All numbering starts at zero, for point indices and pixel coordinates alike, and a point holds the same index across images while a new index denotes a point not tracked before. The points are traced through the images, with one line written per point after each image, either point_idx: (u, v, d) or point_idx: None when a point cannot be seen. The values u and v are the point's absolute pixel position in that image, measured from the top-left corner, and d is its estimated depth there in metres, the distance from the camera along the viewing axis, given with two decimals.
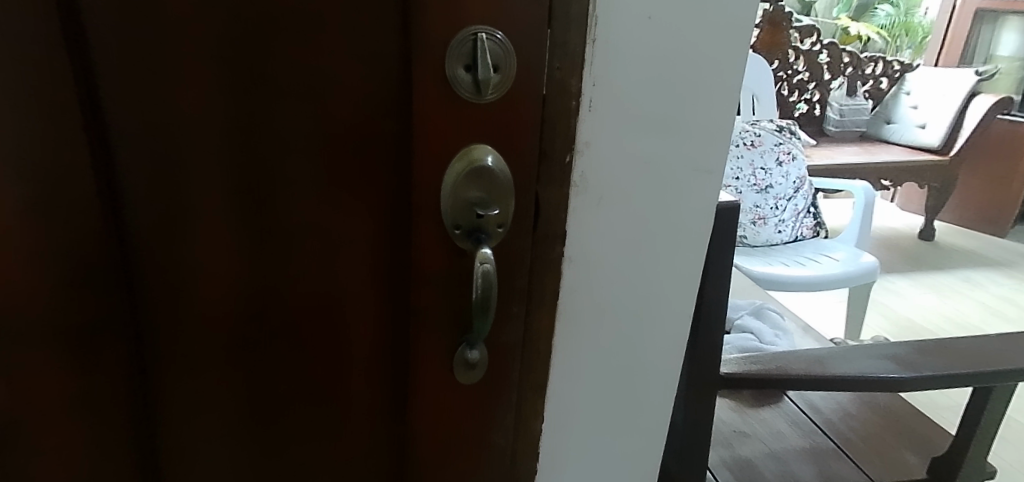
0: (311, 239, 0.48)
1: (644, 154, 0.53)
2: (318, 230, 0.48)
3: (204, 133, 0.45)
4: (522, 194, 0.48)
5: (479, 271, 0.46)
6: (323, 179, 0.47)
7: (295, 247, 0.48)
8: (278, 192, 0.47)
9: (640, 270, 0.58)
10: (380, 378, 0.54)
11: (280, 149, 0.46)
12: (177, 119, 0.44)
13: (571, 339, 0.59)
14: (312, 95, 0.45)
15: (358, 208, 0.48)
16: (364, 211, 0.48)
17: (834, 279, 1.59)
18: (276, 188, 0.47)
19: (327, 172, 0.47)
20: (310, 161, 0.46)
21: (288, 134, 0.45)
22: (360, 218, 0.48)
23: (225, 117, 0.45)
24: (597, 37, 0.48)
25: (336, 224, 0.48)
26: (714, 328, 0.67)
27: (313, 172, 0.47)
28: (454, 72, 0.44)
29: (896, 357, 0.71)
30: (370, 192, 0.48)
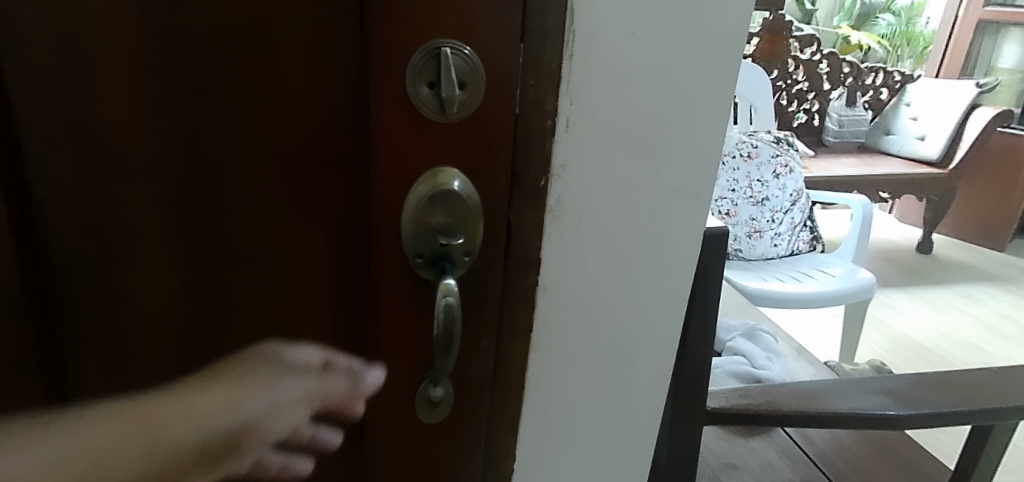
0: (261, 261, 0.44)
1: (625, 177, 0.49)
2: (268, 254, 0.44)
3: (141, 154, 0.40)
4: (493, 220, 0.45)
5: (441, 302, 0.42)
6: (276, 203, 0.43)
7: (242, 268, 0.44)
8: (228, 218, 0.42)
9: (621, 301, 0.54)
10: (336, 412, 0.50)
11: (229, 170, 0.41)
12: (108, 139, 0.39)
13: (547, 372, 0.55)
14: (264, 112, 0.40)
15: (314, 233, 0.44)
16: (322, 238, 0.44)
17: (831, 296, 1.55)
18: (223, 207, 0.42)
19: (282, 196, 0.43)
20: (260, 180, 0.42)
21: (238, 154, 0.41)
22: (317, 245, 0.44)
23: (161, 129, 0.40)
24: (574, 53, 0.45)
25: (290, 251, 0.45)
26: (701, 359, 0.63)
27: (266, 195, 0.43)
28: (417, 89, 0.40)
29: (892, 391, 0.67)
30: (328, 217, 0.44)
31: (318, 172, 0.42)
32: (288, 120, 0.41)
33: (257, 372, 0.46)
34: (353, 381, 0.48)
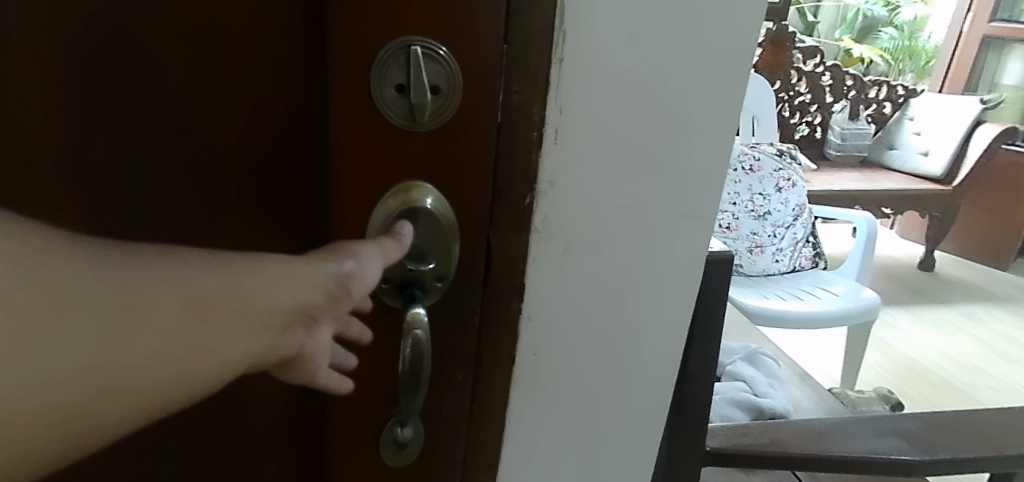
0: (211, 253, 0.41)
1: (621, 196, 0.44)
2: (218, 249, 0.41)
3: (66, 172, 0.38)
4: (472, 241, 0.40)
5: (407, 338, 0.37)
6: (222, 215, 0.40)
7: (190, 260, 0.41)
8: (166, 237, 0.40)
9: (613, 332, 0.49)
10: (294, 427, 0.47)
11: (167, 184, 0.39)
12: (32, 153, 0.37)
13: (531, 407, 0.50)
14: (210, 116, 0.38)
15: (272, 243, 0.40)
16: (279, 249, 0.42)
17: (834, 316, 1.50)
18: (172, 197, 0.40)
19: (231, 207, 0.40)
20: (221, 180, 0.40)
21: (177, 163, 0.39)
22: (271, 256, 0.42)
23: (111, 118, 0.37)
24: (564, 56, 0.40)
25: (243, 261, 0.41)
26: (701, 394, 0.58)
27: (208, 207, 0.40)
28: (382, 92, 0.35)
29: (906, 433, 0.63)
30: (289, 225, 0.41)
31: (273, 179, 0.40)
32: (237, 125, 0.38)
33: (319, 253, 0.35)
34: (396, 246, 0.36)
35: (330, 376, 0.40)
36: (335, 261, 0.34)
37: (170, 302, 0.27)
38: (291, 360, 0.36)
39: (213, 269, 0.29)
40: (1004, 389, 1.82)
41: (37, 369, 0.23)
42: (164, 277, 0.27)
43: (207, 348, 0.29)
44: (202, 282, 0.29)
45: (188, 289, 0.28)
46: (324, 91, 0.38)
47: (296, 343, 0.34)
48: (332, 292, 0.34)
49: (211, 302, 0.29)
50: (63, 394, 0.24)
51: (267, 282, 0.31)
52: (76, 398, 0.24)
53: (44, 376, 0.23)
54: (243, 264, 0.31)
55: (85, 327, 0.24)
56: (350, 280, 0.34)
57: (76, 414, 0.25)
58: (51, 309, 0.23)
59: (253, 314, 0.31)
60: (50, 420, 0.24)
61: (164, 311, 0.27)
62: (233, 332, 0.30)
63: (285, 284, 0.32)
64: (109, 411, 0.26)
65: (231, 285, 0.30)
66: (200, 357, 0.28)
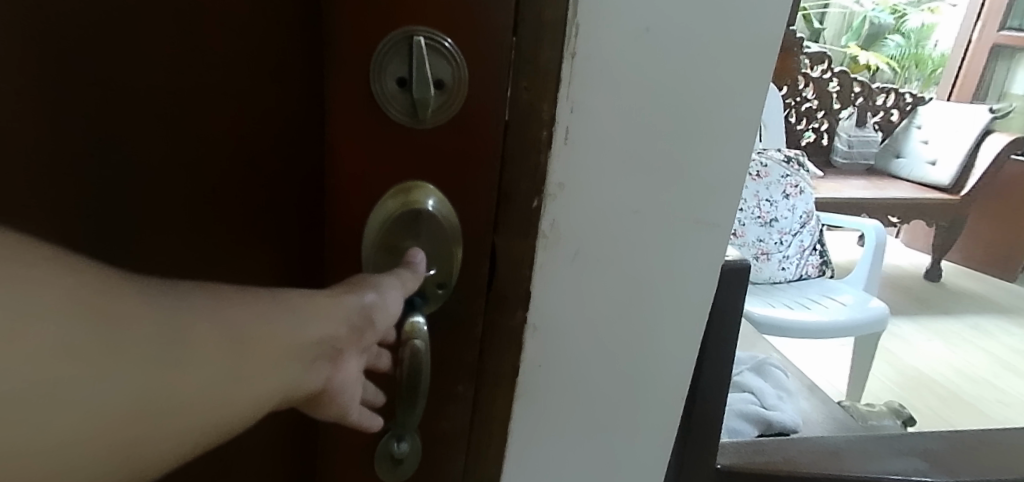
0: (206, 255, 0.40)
1: (633, 201, 0.42)
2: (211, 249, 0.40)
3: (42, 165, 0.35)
4: (475, 246, 0.37)
5: (405, 350, 0.35)
6: (206, 208, 0.39)
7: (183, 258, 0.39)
8: (147, 228, 0.39)
9: (622, 344, 0.47)
10: (288, 448, 0.45)
11: (153, 176, 0.37)
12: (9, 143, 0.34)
13: (535, 421, 0.48)
14: (201, 103, 0.36)
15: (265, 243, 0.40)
16: (273, 250, 0.40)
17: (841, 327, 1.48)
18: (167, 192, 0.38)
19: (216, 200, 0.39)
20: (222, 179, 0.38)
21: (160, 154, 0.37)
22: (258, 249, 0.40)
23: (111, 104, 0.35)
24: (577, 51, 0.37)
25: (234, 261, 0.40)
26: (712, 409, 0.55)
27: (193, 200, 0.38)
28: (383, 85, 0.33)
29: (925, 454, 0.63)
30: (280, 218, 0.40)
31: (263, 169, 0.38)
32: (228, 113, 0.37)
33: (338, 287, 0.33)
34: (411, 275, 0.35)
35: (361, 413, 0.36)
36: (356, 292, 0.33)
37: (216, 337, 0.25)
38: (321, 402, 0.32)
39: (256, 304, 0.28)
40: (1012, 401, 1.80)
41: (87, 410, 0.21)
42: (211, 310, 0.25)
43: (254, 385, 0.27)
44: (244, 316, 0.27)
45: (232, 322, 0.26)
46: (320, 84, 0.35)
47: (323, 377, 0.31)
48: (357, 324, 0.32)
49: (255, 335, 0.27)
50: (112, 435, 0.22)
51: (300, 314, 0.30)
52: (127, 439, 0.22)
53: (91, 419, 0.21)
54: (278, 296, 0.29)
55: (136, 362, 0.22)
56: (373, 311, 0.33)
57: (123, 458, 0.22)
58: (101, 344, 0.21)
59: (292, 346, 0.29)
60: (95, 465, 0.22)
61: (211, 346, 0.25)
62: (277, 365, 0.28)
63: (318, 315, 0.30)
64: (159, 453, 0.24)
65: (272, 318, 0.28)
66: (247, 396, 0.26)
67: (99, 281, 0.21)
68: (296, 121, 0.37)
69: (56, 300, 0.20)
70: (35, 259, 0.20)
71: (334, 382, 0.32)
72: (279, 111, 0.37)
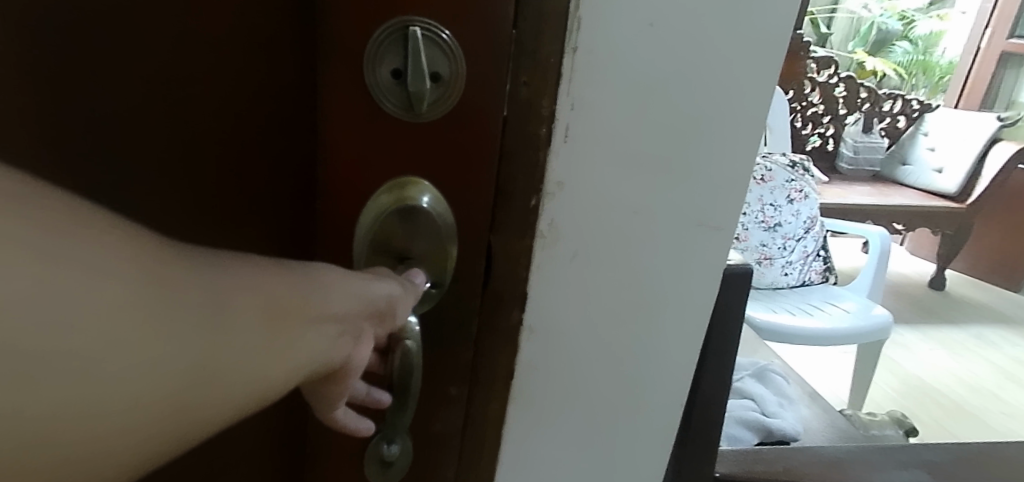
0: (211, 227, 0.38)
1: (635, 201, 0.41)
2: (212, 222, 0.38)
3: (30, 144, 0.34)
4: (471, 244, 0.36)
5: (397, 350, 0.34)
6: (204, 180, 0.38)
7: (188, 229, 0.38)
8: (142, 196, 0.37)
9: (621, 349, 0.46)
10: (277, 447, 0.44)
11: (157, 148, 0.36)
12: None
13: (532, 425, 0.46)
14: (198, 87, 0.35)
15: (256, 222, 0.39)
16: (267, 232, 0.39)
17: (844, 333, 1.46)
18: (171, 162, 0.37)
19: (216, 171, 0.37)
20: (227, 154, 0.37)
21: (156, 134, 0.36)
22: (251, 223, 0.38)
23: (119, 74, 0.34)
24: (579, 46, 0.36)
25: (233, 238, 0.38)
26: (712, 416, 0.54)
27: (185, 185, 0.37)
28: (376, 76, 0.32)
29: (928, 465, 0.63)
30: (276, 199, 0.38)
31: (255, 157, 0.37)
32: (224, 97, 0.36)
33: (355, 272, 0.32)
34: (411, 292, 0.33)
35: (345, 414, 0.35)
36: (376, 277, 0.32)
37: (252, 307, 0.25)
38: (333, 381, 0.31)
39: (287, 276, 0.27)
40: (1016, 412, 1.79)
41: (135, 375, 0.20)
42: (247, 281, 0.25)
43: (285, 357, 0.26)
44: (277, 289, 0.26)
45: (263, 291, 0.26)
46: (312, 75, 0.34)
47: (341, 353, 0.30)
48: (380, 309, 0.31)
49: (287, 308, 0.27)
50: (161, 400, 0.21)
51: (327, 289, 0.29)
52: (171, 406, 0.22)
53: (140, 384, 0.21)
54: (305, 268, 0.29)
55: (183, 327, 0.22)
56: (394, 303, 0.32)
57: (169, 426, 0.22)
58: (153, 308, 0.21)
59: (321, 320, 0.28)
60: (145, 430, 0.21)
61: (247, 316, 0.25)
62: (307, 339, 0.27)
63: (345, 292, 0.30)
64: (196, 424, 0.23)
65: (299, 289, 0.28)
66: (278, 367, 0.26)
67: (145, 246, 0.21)
68: (290, 111, 0.36)
69: (113, 259, 0.20)
70: (86, 222, 0.19)
71: (354, 362, 0.31)
72: (271, 99, 0.36)
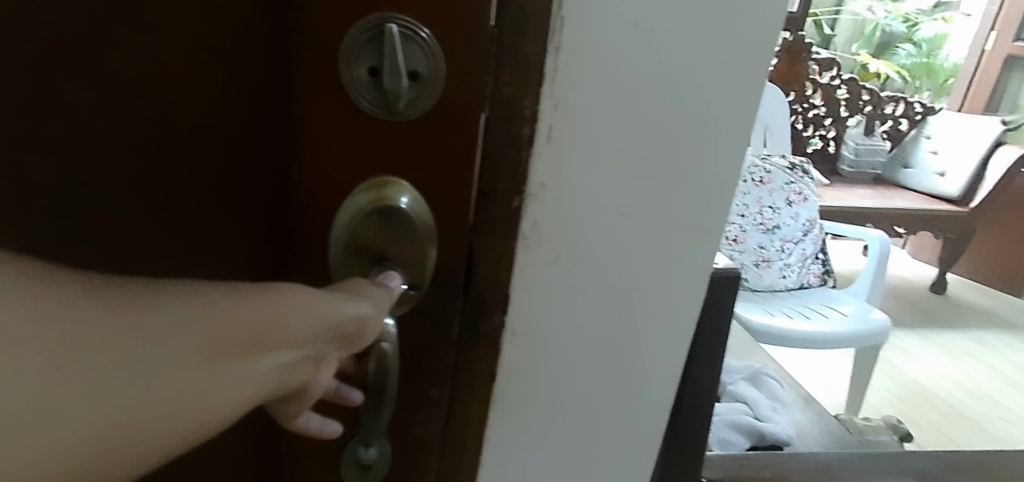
0: (193, 234, 0.38)
1: (620, 204, 0.40)
2: (194, 229, 0.38)
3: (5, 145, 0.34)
4: (451, 246, 0.36)
5: (373, 351, 0.33)
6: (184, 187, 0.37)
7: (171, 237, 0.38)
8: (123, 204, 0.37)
9: (605, 354, 0.45)
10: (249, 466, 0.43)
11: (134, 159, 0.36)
12: None
13: (514, 429, 0.46)
14: (176, 89, 0.35)
15: (235, 226, 0.38)
16: (247, 238, 0.38)
17: (841, 337, 1.45)
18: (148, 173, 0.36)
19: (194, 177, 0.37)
20: (206, 160, 0.37)
21: (133, 143, 0.35)
22: (231, 229, 0.38)
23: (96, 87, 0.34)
24: (562, 46, 0.36)
25: (215, 243, 0.38)
26: (699, 420, 0.54)
27: (161, 187, 0.37)
28: (354, 74, 0.31)
29: (920, 474, 0.62)
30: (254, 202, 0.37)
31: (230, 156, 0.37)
32: (198, 97, 0.35)
33: (333, 291, 0.31)
34: (384, 295, 0.32)
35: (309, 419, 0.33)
36: (353, 300, 0.30)
37: (214, 334, 0.25)
38: (293, 399, 0.31)
39: (251, 299, 0.27)
40: (1016, 419, 1.77)
41: (73, 412, 0.20)
42: (207, 308, 0.25)
43: (249, 382, 0.26)
44: (247, 314, 0.26)
45: (223, 317, 0.25)
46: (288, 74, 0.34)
47: (303, 377, 0.29)
48: (350, 331, 0.30)
49: (255, 332, 0.26)
50: (105, 437, 0.21)
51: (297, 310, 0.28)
52: (118, 443, 0.22)
53: (79, 423, 0.21)
54: (274, 288, 0.28)
55: (123, 363, 0.22)
56: (367, 323, 0.31)
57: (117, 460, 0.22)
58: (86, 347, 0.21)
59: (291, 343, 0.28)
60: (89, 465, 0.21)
61: (209, 344, 0.24)
62: (271, 363, 0.27)
63: (316, 315, 0.29)
64: (150, 454, 0.23)
65: (265, 311, 0.27)
66: (243, 392, 0.26)
67: (77, 287, 0.21)
68: (267, 108, 0.35)
69: (37, 304, 0.20)
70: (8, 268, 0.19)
71: (313, 383, 0.30)
72: (246, 94, 0.35)
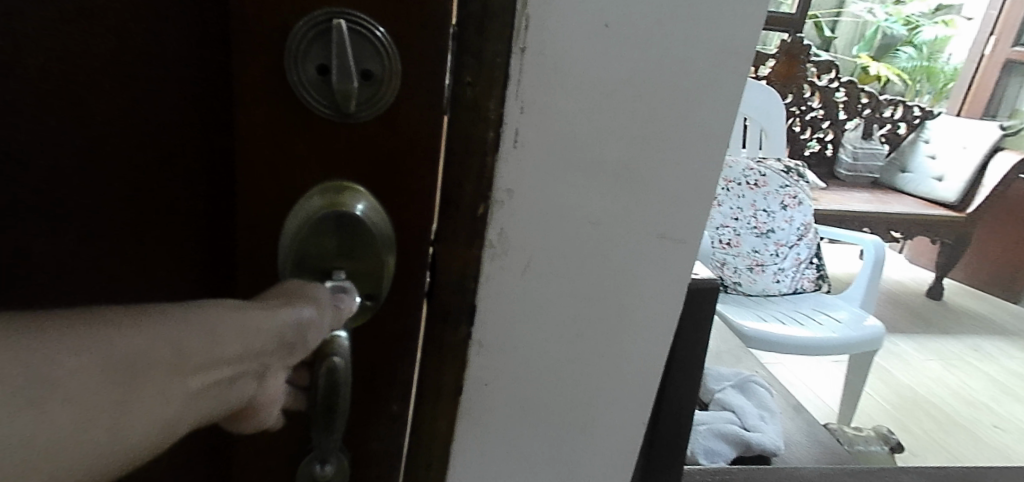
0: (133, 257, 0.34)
1: (591, 211, 0.39)
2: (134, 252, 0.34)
3: None
4: (408, 255, 0.34)
5: (322, 366, 0.31)
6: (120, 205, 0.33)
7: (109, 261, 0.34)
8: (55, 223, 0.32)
9: (576, 368, 0.43)
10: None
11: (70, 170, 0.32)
12: None
13: (482, 444, 0.45)
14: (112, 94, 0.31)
15: (181, 247, 0.34)
16: (194, 259, 0.34)
17: (835, 344, 1.43)
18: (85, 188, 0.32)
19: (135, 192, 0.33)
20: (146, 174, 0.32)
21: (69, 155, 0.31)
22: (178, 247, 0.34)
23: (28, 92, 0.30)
24: (527, 46, 0.34)
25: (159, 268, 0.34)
26: (677, 433, 0.52)
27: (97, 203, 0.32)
28: (301, 72, 0.29)
29: None
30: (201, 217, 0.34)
31: (163, 163, 0.32)
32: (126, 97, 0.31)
33: (276, 297, 0.30)
34: (333, 314, 0.31)
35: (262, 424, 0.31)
36: (292, 306, 0.29)
37: (154, 357, 0.23)
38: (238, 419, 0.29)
39: (174, 315, 0.25)
40: (1010, 427, 1.76)
41: None
42: (138, 334, 0.23)
43: (198, 403, 0.25)
44: (180, 332, 0.24)
45: (148, 335, 0.23)
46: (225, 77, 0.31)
47: (247, 394, 0.28)
48: (291, 340, 0.29)
49: (196, 352, 0.25)
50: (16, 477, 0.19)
51: (230, 325, 0.27)
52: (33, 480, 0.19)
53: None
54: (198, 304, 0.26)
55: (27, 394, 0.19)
56: (309, 328, 0.30)
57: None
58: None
59: (236, 359, 0.26)
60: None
61: (150, 368, 0.23)
62: (209, 379, 0.25)
63: (254, 326, 0.27)
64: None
65: (195, 327, 0.25)
66: (192, 414, 0.24)
67: None
68: (208, 109, 0.32)
69: None
70: None
71: (258, 397, 0.28)
72: None
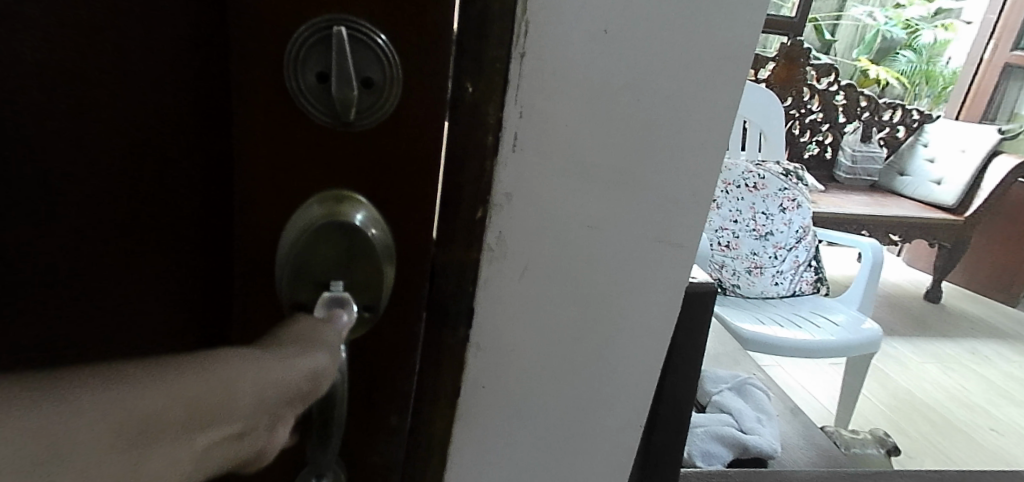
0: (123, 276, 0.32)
1: (590, 216, 0.39)
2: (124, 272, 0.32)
3: None
4: (406, 259, 0.34)
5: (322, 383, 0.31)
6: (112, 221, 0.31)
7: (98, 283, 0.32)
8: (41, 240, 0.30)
9: (574, 371, 0.44)
10: None
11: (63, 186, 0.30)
12: None
13: (480, 447, 0.45)
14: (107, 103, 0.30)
15: (172, 264, 0.33)
16: (187, 274, 0.33)
17: (833, 347, 1.44)
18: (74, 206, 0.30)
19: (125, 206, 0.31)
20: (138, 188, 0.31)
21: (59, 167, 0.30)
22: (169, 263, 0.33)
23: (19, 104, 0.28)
24: (527, 51, 0.34)
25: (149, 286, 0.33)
26: (673, 435, 0.52)
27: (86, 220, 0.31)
28: (301, 79, 0.29)
29: None
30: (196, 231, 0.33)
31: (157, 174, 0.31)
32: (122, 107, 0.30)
33: (289, 341, 0.30)
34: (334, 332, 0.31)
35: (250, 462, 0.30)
36: (309, 352, 0.30)
37: (170, 410, 0.23)
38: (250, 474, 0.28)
39: (189, 368, 0.25)
40: (1005, 429, 1.77)
41: None
42: (150, 391, 0.23)
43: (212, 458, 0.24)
44: (196, 384, 0.24)
45: (165, 387, 0.23)
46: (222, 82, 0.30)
47: (262, 445, 0.27)
48: (305, 389, 0.29)
49: (211, 404, 0.24)
50: None
51: (243, 374, 0.27)
52: None
53: None
54: (212, 356, 0.27)
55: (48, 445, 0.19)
56: (322, 376, 0.30)
57: None
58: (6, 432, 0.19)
59: (249, 412, 0.26)
60: None
61: (166, 424, 0.22)
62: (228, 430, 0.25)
63: (269, 374, 0.28)
64: None
65: (212, 379, 0.25)
66: (206, 469, 0.24)
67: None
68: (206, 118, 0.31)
69: None
70: None
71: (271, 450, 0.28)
72: None
